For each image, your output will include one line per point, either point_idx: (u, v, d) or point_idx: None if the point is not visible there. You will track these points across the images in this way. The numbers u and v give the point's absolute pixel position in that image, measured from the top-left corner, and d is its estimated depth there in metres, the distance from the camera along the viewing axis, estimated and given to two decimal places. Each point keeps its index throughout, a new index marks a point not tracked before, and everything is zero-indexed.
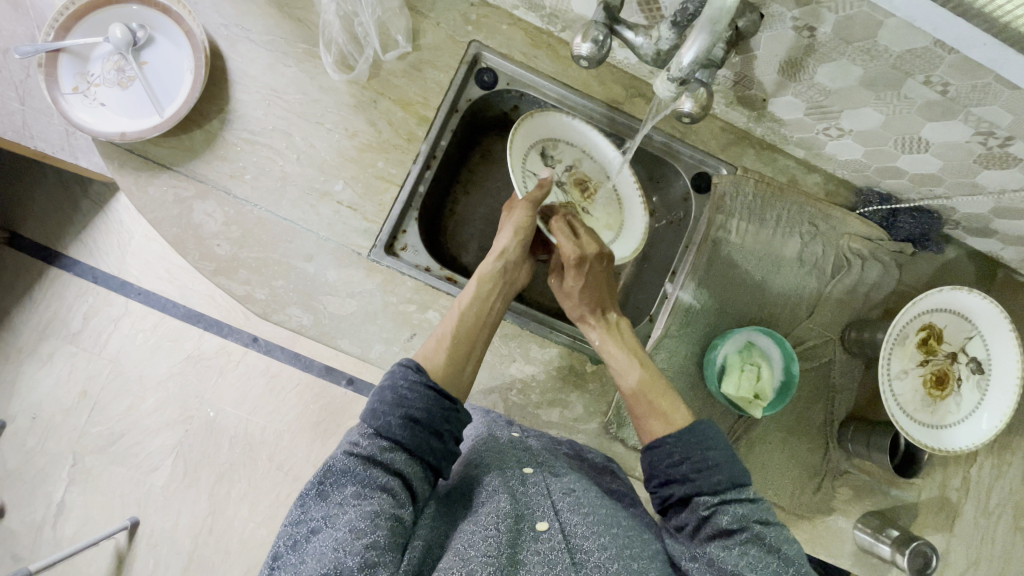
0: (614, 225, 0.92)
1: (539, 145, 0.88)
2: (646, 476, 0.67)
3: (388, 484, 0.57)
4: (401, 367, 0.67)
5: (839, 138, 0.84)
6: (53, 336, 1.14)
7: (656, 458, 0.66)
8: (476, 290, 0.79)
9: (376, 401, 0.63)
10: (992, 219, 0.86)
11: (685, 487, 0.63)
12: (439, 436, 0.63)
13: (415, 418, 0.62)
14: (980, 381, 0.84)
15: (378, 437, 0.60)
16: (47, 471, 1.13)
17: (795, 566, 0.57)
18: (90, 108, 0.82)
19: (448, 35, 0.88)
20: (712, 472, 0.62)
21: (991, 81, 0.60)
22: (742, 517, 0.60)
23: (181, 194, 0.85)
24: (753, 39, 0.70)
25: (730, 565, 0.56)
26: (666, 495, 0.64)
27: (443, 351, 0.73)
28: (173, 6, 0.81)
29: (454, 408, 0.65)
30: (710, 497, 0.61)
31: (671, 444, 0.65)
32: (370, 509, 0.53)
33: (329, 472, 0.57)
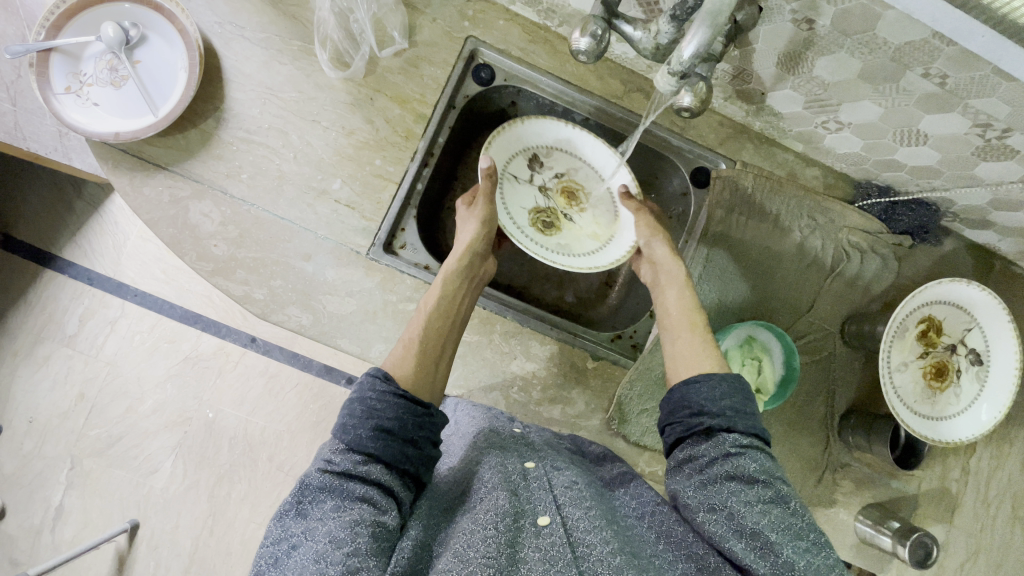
0: (602, 234, 0.91)
1: (529, 151, 0.90)
2: (673, 410, 0.66)
3: (368, 494, 0.56)
4: (368, 378, 0.65)
5: (837, 131, 0.83)
6: (49, 338, 1.13)
7: (695, 391, 0.65)
8: (442, 289, 0.78)
9: (347, 415, 0.61)
10: (989, 210, 0.86)
11: (714, 419, 0.62)
12: (414, 444, 0.62)
13: (387, 430, 0.60)
14: (978, 372, 0.84)
15: (353, 452, 0.59)
16: (45, 475, 1.13)
17: (814, 534, 0.54)
18: (83, 108, 0.81)
19: (445, 31, 0.88)
20: (744, 415, 0.62)
21: (989, 72, 0.61)
22: (769, 472, 0.58)
23: (177, 194, 0.84)
24: (752, 33, 0.70)
25: (751, 523, 0.53)
26: (691, 426, 0.63)
27: (413, 356, 0.71)
28: (166, 4, 0.80)
29: (427, 413, 0.64)
30: (739, 436, 0.60)
31: (716, 380, 0.65)
32: (350, 518, 0.52)
33: (306, 489, 0.55)
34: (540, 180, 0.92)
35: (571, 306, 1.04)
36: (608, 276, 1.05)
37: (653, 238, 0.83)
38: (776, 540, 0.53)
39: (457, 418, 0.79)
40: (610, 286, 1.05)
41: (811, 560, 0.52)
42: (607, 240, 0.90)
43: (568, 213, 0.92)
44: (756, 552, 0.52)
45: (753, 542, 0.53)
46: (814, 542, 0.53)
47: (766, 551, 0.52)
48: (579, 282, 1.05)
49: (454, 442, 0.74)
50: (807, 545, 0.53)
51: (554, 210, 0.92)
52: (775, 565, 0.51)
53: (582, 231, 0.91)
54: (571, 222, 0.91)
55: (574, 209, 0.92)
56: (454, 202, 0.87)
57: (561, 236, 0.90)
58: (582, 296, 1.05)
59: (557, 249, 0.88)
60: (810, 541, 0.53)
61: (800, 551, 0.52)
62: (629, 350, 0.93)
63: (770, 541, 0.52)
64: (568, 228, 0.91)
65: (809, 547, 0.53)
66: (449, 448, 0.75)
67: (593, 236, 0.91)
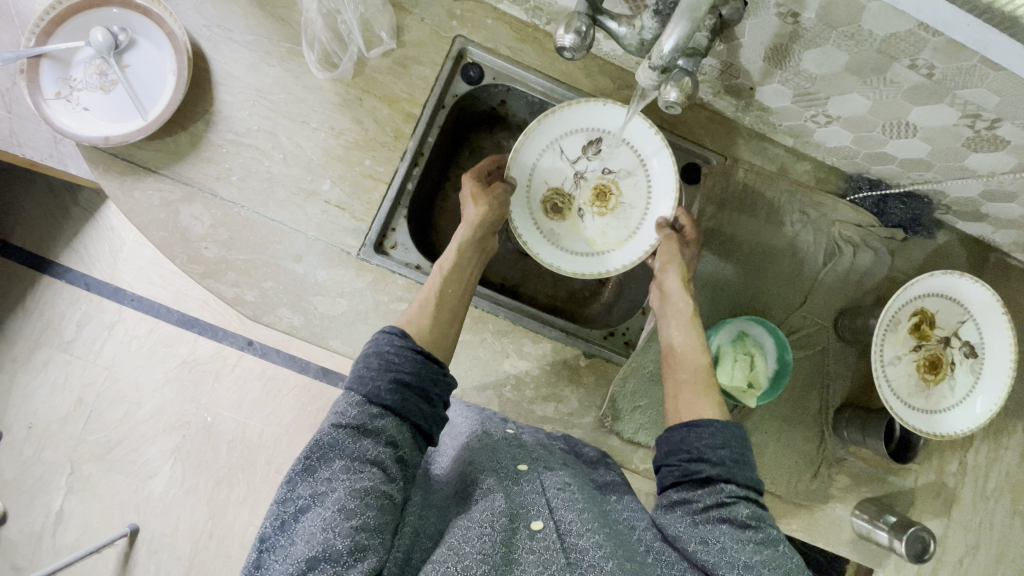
0: (598, 244, 0.89)
1: (590, 133, 0.86)
2: (672, 450, 0.64)
3: (379, 457, 0.55)
4: (385, 333, 0.65)
5: (827, 125, 0.83)
6: (46, 344, 1.13)
7: (694, 435, 0.63)
8: (453, 258, 0.78)
9: (363, 367, 0.61)
10: (982, 202, 0.86)
11: (715, 468, 0.60)
12: (429, 400, 0.62)
13: (405, 383, 0.60)
14: (973, 365, 0.84)
15: (369, 405, 0.58)
16: (44, 480, 1.13)
17: (803, 574, 0.55)
18: (73, 113, 0.81)
19: (433, 30, 0.88)
20: (742, 463, 0.62)
21: (975, 62, 0.60)
22: (760, 518, 0.59)
23: (168, 197, 0.84)
24: (738, 27, 0.70)
25: (746, 561, 0.54)
26: (689, 471, 0.62)
27: (427, 317, 0.70)
28: (154, 8, 0.80)
29: (442, 370, 0.64)
30: (736, 487, 0.60)
31: (717, 426, 0.64)
32: (359, 488, 0.52)
33: (317, 445, 0.55)
34: (582, 166, 0.88)
35: (565, 304, 1.04)
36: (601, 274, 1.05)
37: (666, 268, 0.81)
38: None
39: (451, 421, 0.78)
40: (604, 284, 1.06)
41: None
42: (599, 250, 0.88)
43: (584, 210, 0.90)
44: None
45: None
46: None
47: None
48: (573, 280, 1.04)
49: (448, 443, 0.75)
50: None
51: (574, 200, 0.90)
52: None
53: (584, 232, 0.89)
54: (581, 219, 0.90)
55: (593, 208, 0.89)
56: (463, 176, 0.85)
57: (560, 225, 0.89)
58: (575, 294, 1.05)
59: (546, 234, 0.89)
60: None
61: None
62: (621, 347, 0.92)
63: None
64: (573, 223, 0.90)
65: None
66: (443, 449, 0.74)
67: (589, 241, 0.89)
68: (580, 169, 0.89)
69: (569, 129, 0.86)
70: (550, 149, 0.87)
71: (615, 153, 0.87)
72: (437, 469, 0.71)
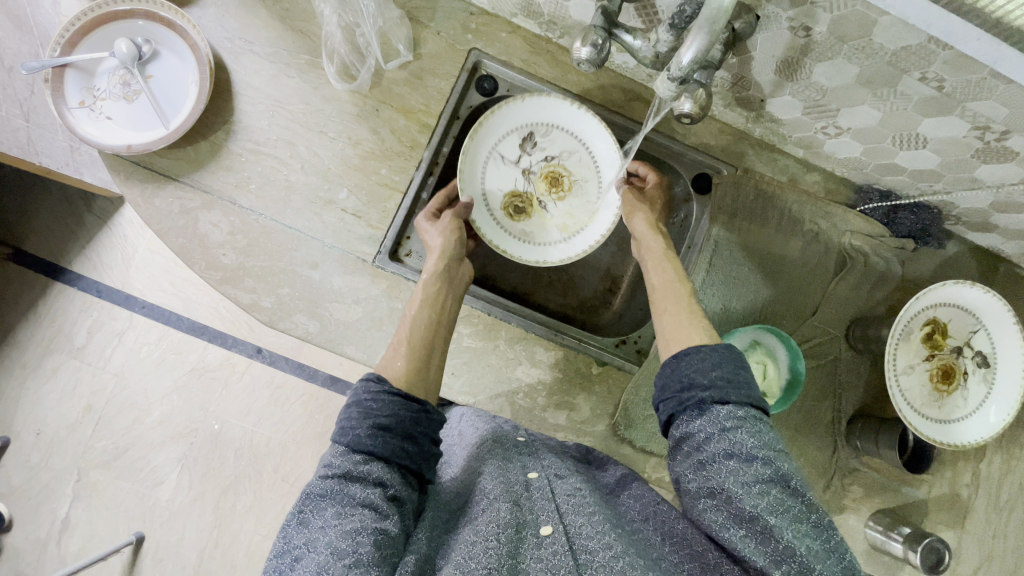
0: (571, 226, 0.93)
1: (522, 130, 0.90)
2: (665, 385, 0.63)
3: (369, 498, 0.54)
4: (362, 382, 0.64)
5: (837, 136, 0.84)
6: (57, 350, 1.14)
7: (685, 364, 0.62)
8: (424, 292, 0.78)
9: (345, 418, 0.60)
10: (992, 213, 0.87)
11: (707, 391, 0.59)
12: (413, 439, 0.61)
13: (384, 428, 0.59)
14: (986, 374, 0.84)
15: (353, 453, 0.58)
16: (52, 487, 1.13)
17: (816, 514, 0.52)
18: (96, 122, 0.83)
19: (449, 43, 0.89)
20: (737, 385, 0.59)
21: (986, 75, 0.62)
22: (768, 447, 0.55)
23: (186, 204, 0.85)
24: (750, 40, 0.71)
25: (750, 507, 0.52)
26: (683, 401, 0.60)
27: (402, 356, 0.70)
28: (177, 20, 0.83)
29: (422, 408, 0.63)
30: (733, 408, 0.57)
31: (706, 351, 0.62)
32: (351, 527, 0.51)
33: (308, 497, 0.55)
34: (526, 162, 0.92)
35: (576, 312, 1.05)
36: (612, 283, 1.06)
37: (634, 215, 0.84)
38: (775, 523, 0.51)
39: (461, 429, 0.78)
40: (614, 292, 1.06)
41: (811, 544, 0.50)
42: (573, 234, 0.93)
43: (544, 201, 0.93)
44: (756, 538, 0.51)
45: (752, 528, 0.51)
46: (815, 523, 0.52)
47: (766, 538, 0.50)
48: (583, 289, 1.05)
49: (457, 452, 0.75)
50: (806, 527, 0.51)
51: (532, 194, 0.93)
52: (774, 550, 0.50)
53: (552, 220, 0.93)
54: (545, 210, 0.94)
55: (551, 197, 0.93)
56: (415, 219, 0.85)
57: (530, 222, 0.93)
58: (586, 302, 1.05)
59: (521, 236, 0.92)
60: (809, 523, 0.52)
61: (799, 535, 0.50)
62: (634, 355, 0.93)
63: (770, 526, 0.51)
64: (539, 214, 0.93)
65: (809, 529, 0.51)
66: (452, 457, 0.74)
67: (561, 228, 0.93)
68: (527, 163, 0.92)
69: (505, 129, 0.89)
70: (492, 158, 0.90)
71: (555, 137, 0.91)
72: (445, 477, 0.71)
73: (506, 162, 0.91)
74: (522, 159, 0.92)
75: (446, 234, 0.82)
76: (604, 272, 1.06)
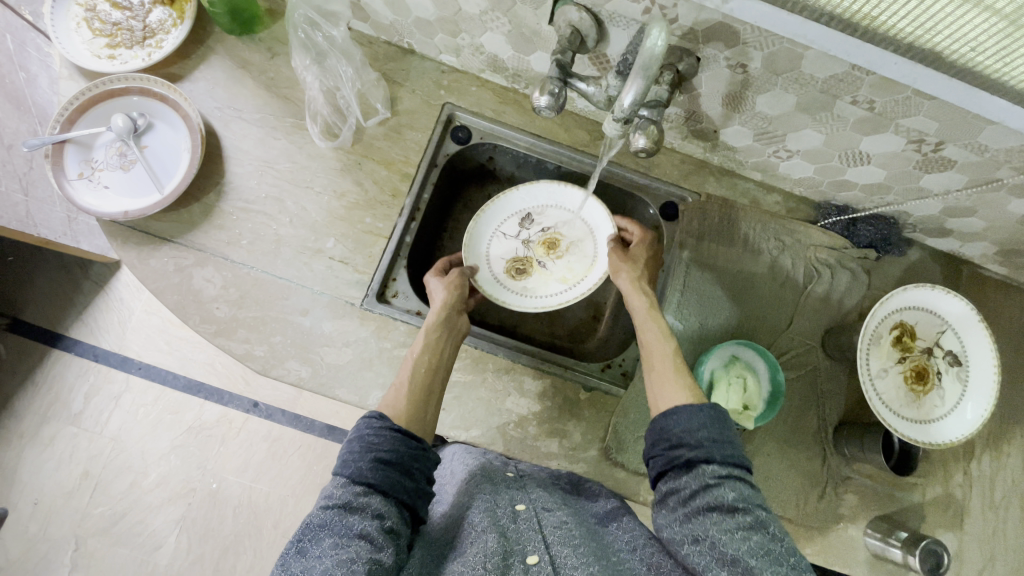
0: (571, 279, 0.96)
1: (517, 210, 0.97)
2: (653, 442, 0.66)
3: (366, 529, 0.56)
4: (365, 419, 0.67)
5: (789, 158, 0.90)
6: (55, 418, 1.15)
7: (672, 422, 0.64)
8: (424, 339, 0.80)
9: (346, 453, 0.63)
10: (944, 218, 0.92)
11: (693, 451, 0.62)
12: (411, 475, 0.63)
13: (385, 461, 0.62)
14: (959, 373, 0.87)
15: (353, 484, 0.60)
16: (49, 559, 1.12)
17: (794, 556, 0.55)
18: (94, 191, 0.88)
19: (424, 99, 0.97)
20: (722, 443, 0.62)
21: (909, 94, 0.68)
22: (747, 499, 0.58)
23: (180, 263, 0.89)
24: (696, 79, 0.78)
25: (731, 551, 0.55)
26: (671, 459, 0.63)
27: (403, 397, 0.73)
28: (170, 95, 0.90)
29: (420, 446, 0.66)
30: (718, 467, 0.60)
31: (692, 409, 0.64)
32: (347, 556, 0.52)
33: (307, 528, 0.56)
34: (525, 234, 0.98)
35: (563, 341, 1.09)
36: (595, 310, 1.11)
37: (618, 275, 0.86)
38: (755, 565, 0.53)
39: (452, 469, 0.79)
40: (598, 319, 1.11)
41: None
42: (574, 285, 0.95)
43: (544, 261, 0.97)
44: None
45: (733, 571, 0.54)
46: (793, 567, 0.54)
47: None
48: (568, 318, 1.10)
49: (448, 489, 0.75)
50: (786, 569, 0.53)
51: (532, 257, 0.98)
52: None
53: (553, 276, 0.97)
54: (545, 268, 0.97)
55: (550, 257, 0.97)
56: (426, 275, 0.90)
57: (531, 280, 0.97)
58: (571, 331, 1.10)
59: (523, 294, 0.95)
60: (788, 565, 0.54)
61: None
62: (620, 378, 0.96)
63: (751, 568, 0.53)
64: (540, 273, 0.97)
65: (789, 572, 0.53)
66: (444, 495, 0.75)
67: (562, 281, 0.96)
68: (525, 235, 0.98)
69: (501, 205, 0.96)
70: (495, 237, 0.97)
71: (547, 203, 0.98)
72: (435, 515, 0.72)
73: (506, 237, 0.97)
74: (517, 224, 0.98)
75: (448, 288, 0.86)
76: (587, 301, 1.11)
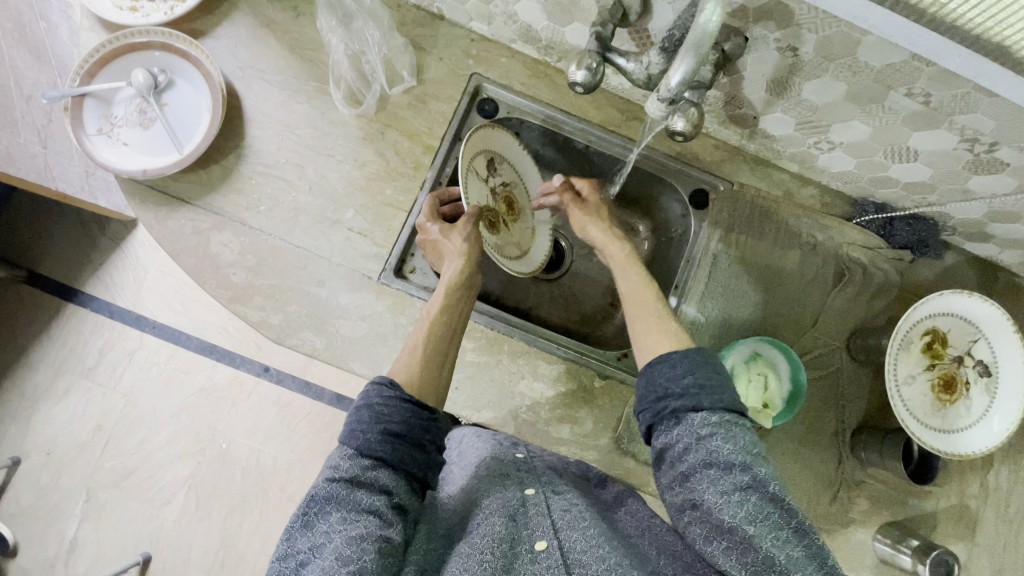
0: (525, 244, 0.98)
1: (489, 155, 0.89)
2: (643, 396, 0.63)
3: (374, 506, 0.55)
4: (374, 384, 0.64)
5: (830, 150, 0.86)
6: (69, 371, 1.17)
7: (659, 372, 0.63)
8: (443, 299, 0.78)
9: (353, 421, 0.60)
10: (987, 223, 0.88)
11: (680, 400, 0.59)
12: (421, 447, 0.61)
13: (395, 434, 0.60)
14: (988, 384, 0.84)
15: (361, 457, 0.58)
16: (61, 507, 1.14)
17: (800, 520, 0.52)
18: (113, 147, 0.87)
19: (451, 69, 0.93)
20: (711, 389, 0.59)
21: (969, 90, 0.64)
22: (747, 454, 0.55)
23: (198, 226, 0.88)
24: (740, 61, 0.74)
25: (728, 518, 0.51)
26: (659, 411, 0.61)
27: (417, 362, 0.71)
28: (192, 51, 0.87)
29: (432, 417, 0.64)
30: (707, 415, 0.58)
31: (677, 357, 0.63)
32: (356, 534, 0.52)
33: (313, 500, 0.55)
34: (492, 183, 0.91)
35: (577, 326, 1.07)
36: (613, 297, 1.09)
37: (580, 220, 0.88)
38: (755, 533, 0.50)
39: (463, 449, 0.78)
40: (616, 306, 1.08)
41: (790, 552, 0.49)
42: (529, 251, 0.98)
43: (507, 221, 0.94)
44: (736, 549, 0.50)
45: (732, 539, 0.51)
46: (796, 528, 0.51)
47: (746, 548, 0.50)
48: (585, 304, 1.09)
49: (457, 470, 0.75)
50: (788, 535, 0.51)
51: (496, 214, 0.92)
52: (755, 561, 0.49)
53: (513, 240, 0.95)
54: (507, 228, 0.94)
55: (508, 217, 0.95)
56: (420, 219, 0.85)
57: (499, 237, 0.92)
58: (588, 317, 1.08)
59: (498, 249, 0.90)
60: (792, 528, 0.51)
61: (781, 542, 0.50)
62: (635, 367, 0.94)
63: (749, 536, 0.50)
64: (505, 233, 0.93)
65: (791, 534, 0.51)
66: (452, 476, 0.74)
67: (519, 246, 0.96)
68: (492, 185, 0.91)
69: (477, 147, 0.86)
70: (471, 174, 0.85)
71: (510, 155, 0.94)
72: (444, 495, 0.71)
73: (479, 180, 0.87)
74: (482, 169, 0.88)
75: (470, 240, 0.81)
76: (605, 287, 1.09)
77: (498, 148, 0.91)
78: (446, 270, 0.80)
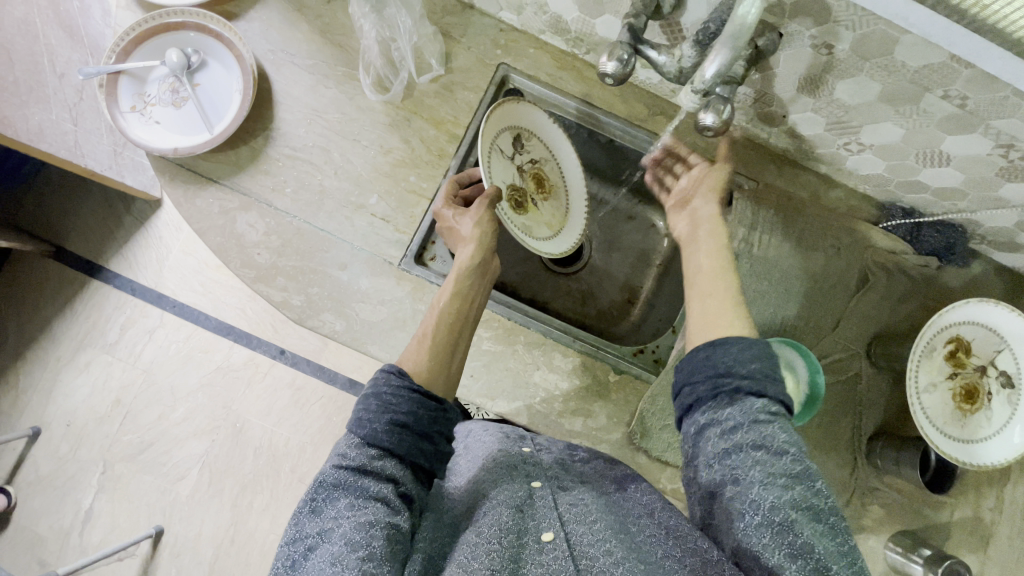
0: (557, 224, 0.94)
1: (517, 132, 0.89)
2: (694, 371, 0.60)
3: (382, 493, 0.56)
4: (383, 373, 0.65)
5: (860, 152, 0.85)
6: (91, 345, 1.19)
7: (721, 351, 0.59)
8: (454, 286, 0.78)
9: (362, 410, 0.61)
10: (1017, 232, 0.87)
11: (744, 380, 0.56)
12: (429, 439, 0.62)
13: (402, 424, 0.60)
14: (1010, 396, 0.83)
15: (368, 447, 0.58)
16: (78, 478, 1.17)
17: (836, 517, 0.50)
18: (145, 125, 0.89)
19: (479, 58, 0.93)
20: (774, 378, 0.57)
21: (1008, 94, 0.62)
22: (798, 446, 0.53)
23: (225, 206, 0.89)
24: (774, 57, 0.73)
25: (772, 498, 0.49)
26: (716, 386, 0.57)
27: (424, 351, 0.71)
28: (224, 32, 0.88)
29: (439, 408, 0.64)
30: (768, 403, 0.55)
31: (746, 342, 0.59)
32: (365, 520, 0.52)
33: (321, 486, 0.56)
34: (519, 161, 0.90)
35: (594, 321, 1.08)
36: (630, 293, 1.10)
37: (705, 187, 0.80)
38: (796, 518, 0.49)
39: (471, 442, 0.77)
40: (632, 302, 1.09)
41: (829, 544, 0.48)
42: (560, 232, 0.94)
43: (535, 200, 0.93)
44: (773, 530, 0.49)
45: (771, 519, 0.49)
46: (833, 526, 0.49)
47: (783, 531, 0.48)
48: (601, 299, 1.09)
49: (463, 463, 0.74)
50: (824, 527, 0.49)
51: (524, 193, 0.91)
52: (792, 544, 0.47)
53: (543, 219, 0.93)
54: (536, 208, 0.92)
55: (537, 196, 0.93)
56: (437, 206, 0.86)
57: (527, 217, 0.90)
58: (603, 312, 1.09)
59: (524, 227, 0.88)
60: (829, 525, 0.49)
61: (819, 534, 0.48)
62: (650, 363, 0.96)
63: (791, 520, 0.48)
64: (532, 212, 0.91)
65: (827, 529, 0.49)
66: (459, 468, 0.74)
67: (549, 225, 0.93)
68: (519, 163, 0.90)
69: (504, 125, 0.86)
70: (494, 150, 0.85)
71: (543, 136, 0.93)
72: (451, 486, 0.70)
73: (504, 158, 0.87)
74: (506, 148, 0.88)
75: (482, 224, 0.81)
76: (622, 283, 1.10)
77: (528, 126, 0.90)
78: (457, 257, 0.80)
